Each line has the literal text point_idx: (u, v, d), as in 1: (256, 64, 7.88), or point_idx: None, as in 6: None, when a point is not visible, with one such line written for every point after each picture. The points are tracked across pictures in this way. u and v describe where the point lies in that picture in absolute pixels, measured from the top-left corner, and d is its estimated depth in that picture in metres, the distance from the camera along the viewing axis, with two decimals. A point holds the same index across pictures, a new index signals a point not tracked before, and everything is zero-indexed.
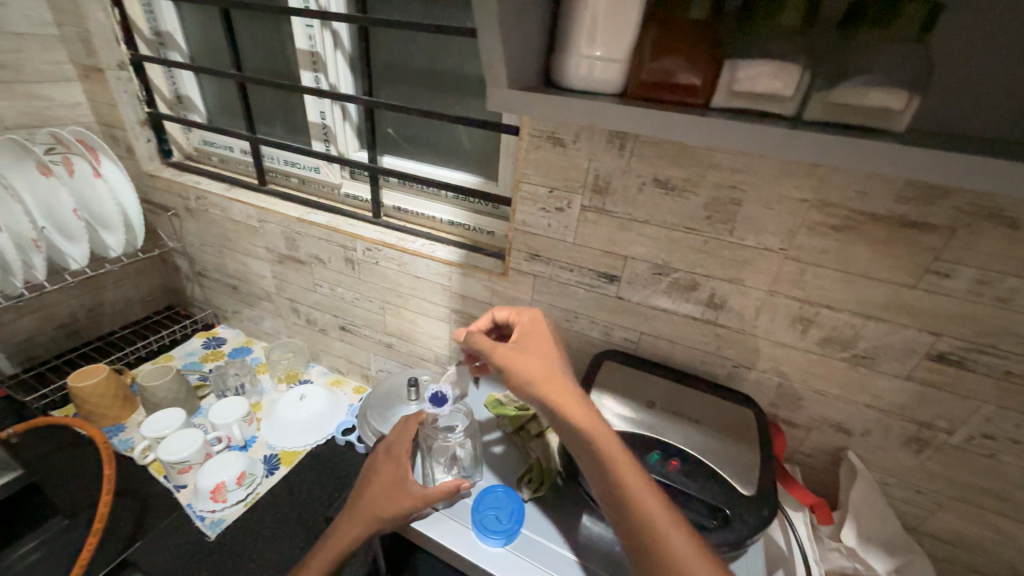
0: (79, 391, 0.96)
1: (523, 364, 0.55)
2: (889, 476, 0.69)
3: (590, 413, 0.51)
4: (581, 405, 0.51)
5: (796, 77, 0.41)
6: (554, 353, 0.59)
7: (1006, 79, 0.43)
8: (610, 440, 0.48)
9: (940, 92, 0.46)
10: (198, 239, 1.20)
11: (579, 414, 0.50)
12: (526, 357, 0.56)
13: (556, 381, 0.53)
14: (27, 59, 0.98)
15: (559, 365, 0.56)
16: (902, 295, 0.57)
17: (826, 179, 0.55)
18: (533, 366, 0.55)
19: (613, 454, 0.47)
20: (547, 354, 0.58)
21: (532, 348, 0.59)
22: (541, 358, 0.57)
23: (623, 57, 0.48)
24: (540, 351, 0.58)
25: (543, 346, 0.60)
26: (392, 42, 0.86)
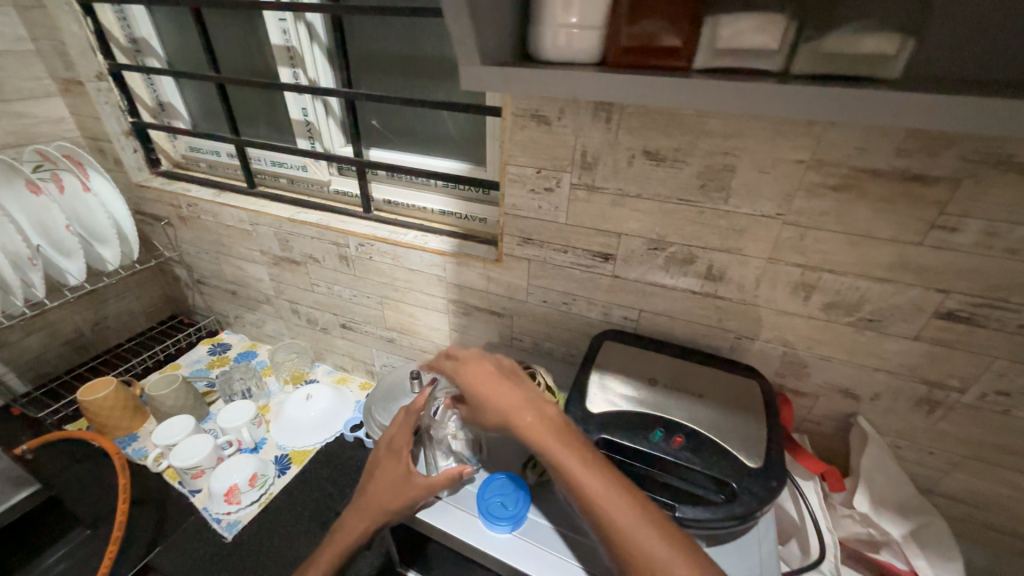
0: (89, 405, 0.97)
1: (475, 402, 0.54)
2: (901, 440, 0.68)
3: (549, 435, 0.49)
4: (540, 425, 0.50)
5: (783, 28, 0.39)
6: (505, 378, 0.56)
7: (1017, 10, 0.40)
8: (568, 457, 0.47)
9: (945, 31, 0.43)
10: (194, 247, 1.20)
11: (538, 443, 0.49)
12: (476, 393, 0.55)
13: (513, 403, 0.53)
14: (7, 77, 0.97)
15: (513, 390, 0.54)
16: (906, 253, 0.55)
17: (821, 138, 0.53)
18: (485, 392, 0.54)
19: (577, 476, 0.46)
20: (497, 380, 0.55)
21: (477, 377, 0.56)
22: (491, 388, 0.54)
23: (599, 23, 0.45)
24: (487, 382, 0.55)
25: (490, 373, 0.56)
26: (369, 30, 0.84)
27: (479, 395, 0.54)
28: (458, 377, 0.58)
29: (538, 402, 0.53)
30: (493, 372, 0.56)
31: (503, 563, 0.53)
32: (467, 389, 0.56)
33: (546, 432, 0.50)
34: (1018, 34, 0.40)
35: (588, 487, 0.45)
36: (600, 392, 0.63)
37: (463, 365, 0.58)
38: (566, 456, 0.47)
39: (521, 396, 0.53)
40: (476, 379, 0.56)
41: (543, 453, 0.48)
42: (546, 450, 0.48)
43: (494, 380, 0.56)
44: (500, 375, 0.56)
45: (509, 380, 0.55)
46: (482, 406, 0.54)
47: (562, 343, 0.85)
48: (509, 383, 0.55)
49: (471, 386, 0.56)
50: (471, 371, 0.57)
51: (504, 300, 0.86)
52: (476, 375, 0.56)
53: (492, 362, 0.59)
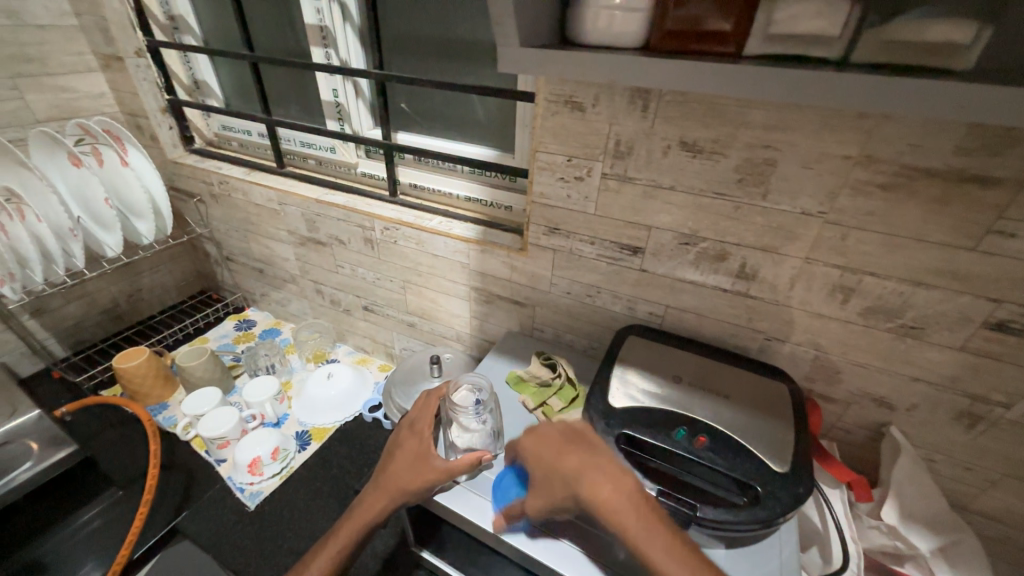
0: (123, 372, 1.02)
1: (545, 473, 0.51)
2: (936, 453, 0.65)
3: (630, 516, 0.46)
4: (621, 508, 0.46)
5: (845, 13, 0.36)
6: (574, 446, 0.52)
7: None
8: (653, 547, 0.44)
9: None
10: (223, 224, 1.23)
11: (618, 524, 0.46)
12: (545, 467, 0.51)
13: (590, 477, 0.49)
14: (52, 51, 1.00)
15: (586, 461, 0.50)
16: (959, 259, 0.52)
17: (873, 133, 0.50)
18: (555, 464, 0.51)
19: (659, 561, 0.43)
20: (568, 447, 0.52)
21: (544, 451, 0.53)
22: (559, 457, 0.51)
23: (644, 5, 0.43)
24: (556, 451, 0.52)
25: (558, 443, 0.53)
26: (401, 11, 0.82)
27: (547, 466, 0.51)
28: (524, 444, 0.55)
29: (614, 471, 0.49)
30: (563, 441, 0.53)
31: (519, 551, 0.53)
32: (534, 461, 0.53)
33: (628, 515, 0.46)
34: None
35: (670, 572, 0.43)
36: (622, 387, 0.62)
37: (529, 436, 0.55)
38: (647, 538, 0.44)
39: (597, 467, 0.49)
40: (544, 450, 0.53)
41: (629, 541, 0.45)
42: (625, 531, 0.45)
43: (565, 446, 0.52)
44: (569, 443, 0.53)
45: (580, 451, 0.52)
46: (553, 480, 0.50)
47: (584, 336, 0.85)
48: (582, 453, 0.51)
49: (536, 455, 0.53)
50: (539, 436, 0.54)
51: (527, 290, 0.86)
52: (545, 446, 0.53)
53: (557, 425, 0.55)
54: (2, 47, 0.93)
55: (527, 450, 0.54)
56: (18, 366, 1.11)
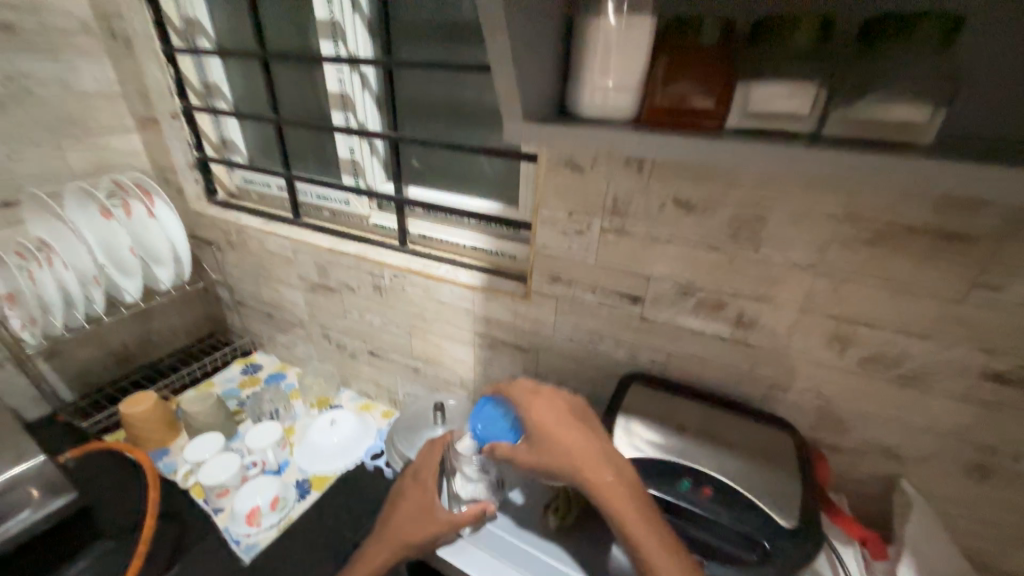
0: (129, 417, 1.02)
1: (547, 441, 0.53)
2: (950, 508, 0.64)
3: (625, 498, 0.48)
4: (616, 485, 0.49)
5: (814, 95, 0.41)
6: (579, 423, 0.55)
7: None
8: (639, 522, 0.47)
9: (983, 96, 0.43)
10: (238, 270, 1.27)
11: (611, 504, 0.48)
12: (549, 435, 0.53)
13: (592, 455, 0.51)
14: (95, 114, 1.09)
15: (588, 439, 0.53)
16: (948, 311, 0.54)
17: (854, 193, 0.54)
18: (561, 434, 0.53)
19: (640, 535, 0.46)
20: (572, 423, 0.54)
21: (549, 420, 0.55)
22: (561, 428, 0.54)
23: (636, 84, 0.48)
24: (560, 425, 0.54)
25: (564, 416, 0.55)
26: (417, 81, 0.91)
27: (549, 434, 0.53)
28: (529, 407, 0.56)
29: (613, 456, 0.52)
30: (568, 416, 0.55)
31: None
32: (537, 429, 0.54)
33: (621, 491, 0.49)
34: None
35: (652, 551, 0.45)
36: (626, 436, 0.62)
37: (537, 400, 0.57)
38: (638, 521, 0.47)
39: (598, 447, 0.52)
40: (549, 419, 0.55)
41: (617, 514, 0.47)
42: (616, 510, 0.48)
43: (568, 420, 0.55)
44: (573, 420, 0.55)
45: (585, 429, 0.54)
46: (555, 449, 0.52)
47: (587, 382, 0.85)
48: (586, 432, 0.54)
49: (539, 420, 0.55)
50: (543, 406, 0.56)
51: (531, 336, 0.87)
52: (551, 415, 0.55)
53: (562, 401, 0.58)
54: (51, 111, 1.02)
55: (531, 412, 0.56)
56: (25, 410, 1.12)
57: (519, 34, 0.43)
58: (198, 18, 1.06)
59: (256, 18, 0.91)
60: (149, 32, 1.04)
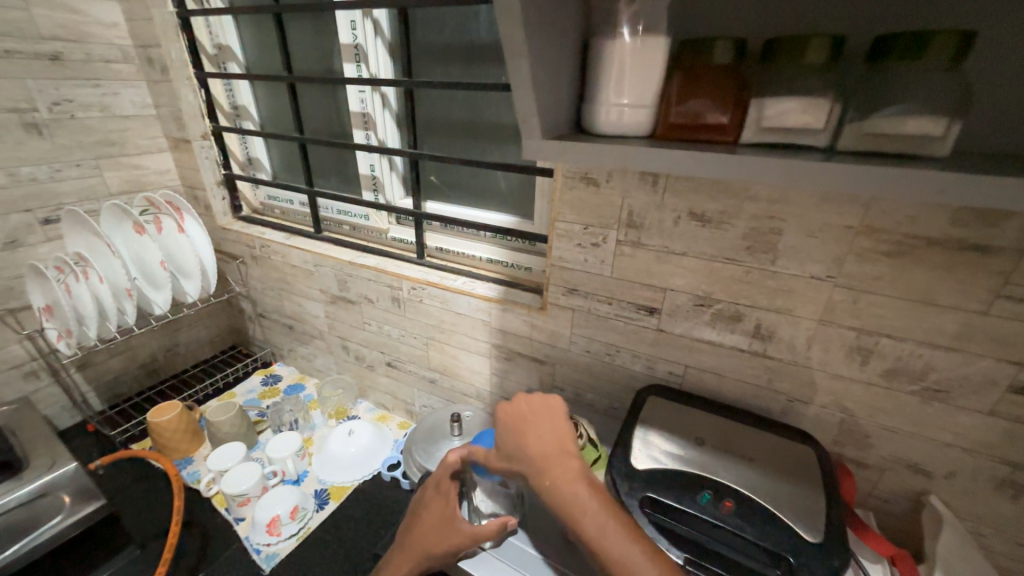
0: (156, 425, 1.05)
1: (506, 450, 0.55)
2: (984, 526, 0.62)
3: (574, 498, 0.47)
4: (563, 484, 0.48)
5: (827, 110, 0.42)
6: (535, 426, 0.55)
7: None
8: (587, 521, 0.46)
9: (1001, 109, 0.43)
10: (260, 283, 1.31)
11: (562, 504, 0.48)
12: (506, 442, 0.55)
13: (540, 458, 0.51)
14: (131, 136, 1.16)
15: (540, 441, 0.53)
16: (974, 323, 0.53)
17: (871, 206, 0.54)
18: (515, 439, 0.55)
19: (590, 534, 0.45)
20: (530, 426, 0.55)
21: (504, 428, 0.56)
22: (517, 434, 0.55)
23: (650, 102, 0.50)
24: (515, 431, 0.55)
25: (520, 421, 0.56)
26: (434, 100, 0.94)
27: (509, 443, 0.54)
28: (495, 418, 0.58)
29: (563, 455, 0.51)
30: (524, 420, 0.56)
31: None
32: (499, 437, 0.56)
33: (568, 491, 0.48)
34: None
35: (600, 547, 0.44)
36: (644, 448, 0.62)
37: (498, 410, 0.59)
38: (590, 519, 0.46)
39: (548, 449, 0.52)
40: (506, 427, 0.56)
41: (565, 514, 0.47)
42: (568, 509, 0.47)
43: (527, 425, 0.55)
44: (531, 424, 0.55)
45: (539, 431, 0.54)
46: (512, 456, 0.54)
47: (604, 395, 0.85)
48: (539, 433, 0.54)
49: (503, 429, 0.56)
50: (507, 412, 0.57)
51: (547, 347, 0.88)
52: (507, 422, 0.56)
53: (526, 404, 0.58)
54: (92, 134, 1.09)
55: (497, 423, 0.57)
56: (57, 419, 1.16)
57: (537, 57, 0.45)
58: (229, 44, 1.12)
59: (283, 44, 0.96)
60: (183, 59, 1.10)
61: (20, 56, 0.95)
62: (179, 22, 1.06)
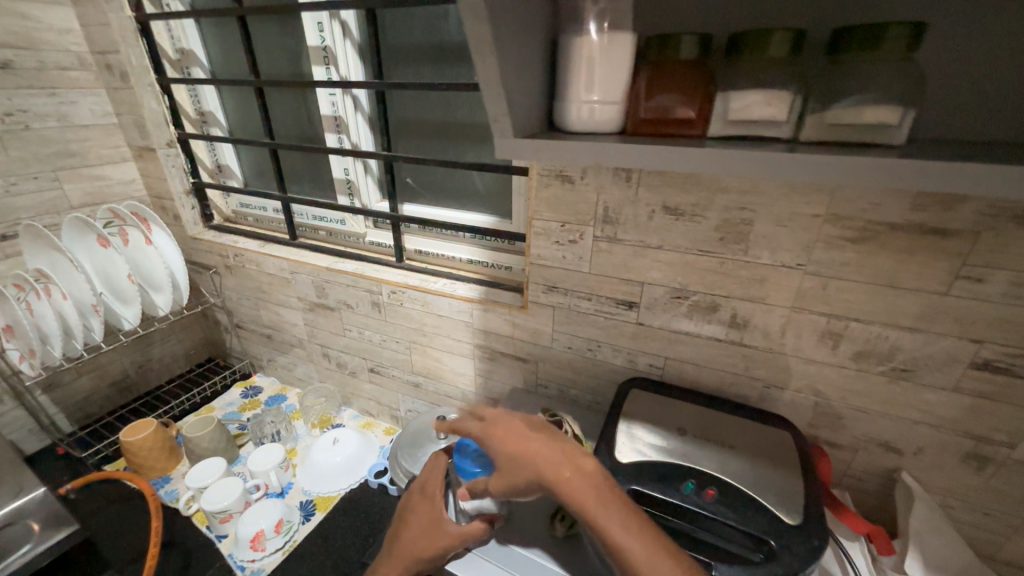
0: (130, 445, 1.02)
1: (509, 454, 0.54)
2: (952, 499, 0.64)
3: (587, 492, 0.48)
4: (578, 480, 0.49)
5: (788, 102, 0.43)
6: (536, 432, 0.55)
7: (1011, 81, 0.43)
8: (606, 514, 0.46)
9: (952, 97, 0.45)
10: (235, 293, 1.28)
11: (576, 499, 0.48)
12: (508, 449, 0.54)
13: (550, 457, 0.51)
14: (92, 145, 1.11)
15: (548, 444, 0.53)
16: (935, 303, 0.55)
17: (835, 194, 0.55)
18: (520, 444, 0.54)
19: (609, 526, 0.45)
20: (536, 427, 0.55)
21: (507, 436, 0.55)
22: (521, 439, 0.54)
23: (620, 98, 0.50)
24: (519, 436, 0.54)
25: (521, 428, 0.56)
26: (407, 101, 0.93)
27: (515, 443, 0.54)
28: (493, 423, 0.57)
29: (572, 454, 0.52)
30: (525, 427, 0.56)
31: None
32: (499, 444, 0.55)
33: (583, 487, 0.48)
34: (1016, 102, 0.43)
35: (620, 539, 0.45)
36: (629, 442, 0.62)
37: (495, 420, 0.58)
38: (603, 510, 0.47)
39: (558, 450, 0.52)
40: (509, 433, 0.55)
41: (581, 509, 0.47)
42: (583, 506, 0.47)
43: (528, 434, 0.55)
44: (533, 430, 0.55)
45: (545, 434, 0.54)
46: (517, 460, 0.53)
47: (587, 390, 0.86)
48: (546, 436, 0.54)
49: (505, 432, 0.55)
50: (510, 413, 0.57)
51: (530, 346, 0.88)
52: (508, 429, 0.56)
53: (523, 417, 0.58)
54: (49, 145, 1.04)
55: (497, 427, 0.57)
56: (23, 444, 1.11)
57: (505, 56, 0.45)
58: (191, 49, 1.08)
59: (249, 48, 0.93)
60: (144, 64, 1.07)
61: None
62: (138, 26, 1.03)
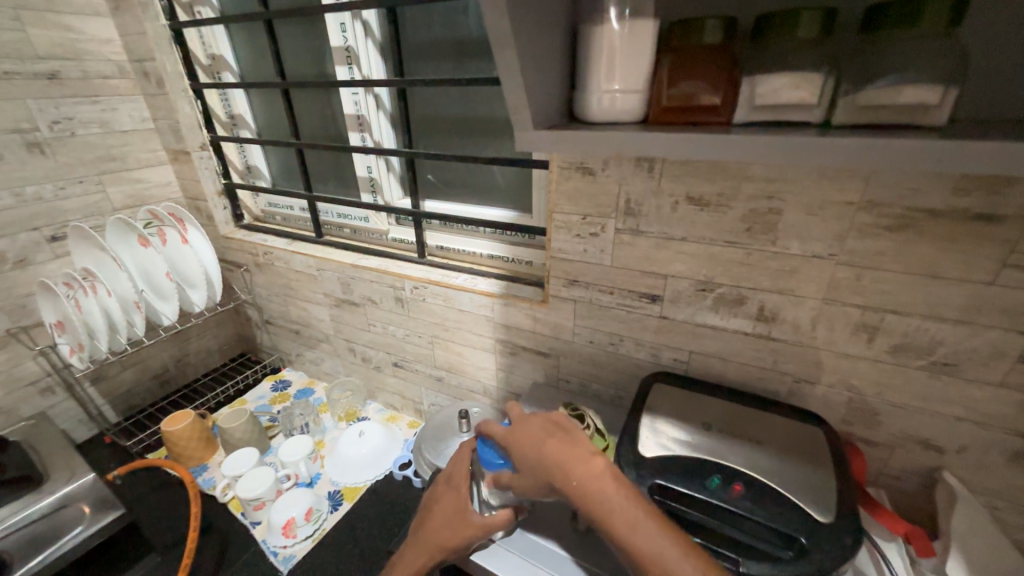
0: (170, 435, 1.07)
1: (520, 461, 0.54)
2: (999, 500, 0.61)
3: (598, 496, 0.48)
4: (588, 485, 0.49)
5: (820, 84, 0.41)
6: (545, 434, 0.54)
7: None
8: (618, 518, 0.47)
9: (1000, 72, 0.42)
10: (265, 290, 1.32)
11: (588, 504, 0.48)
12: (520, 456, 0.54)
13: (558, 462, 0.51)
14: (132, 150, 1.17)
15: (557, 446, 0.53)
16: (980, 293, 0.52)
17: (870, 180, 0.53)
18: (530, 450, 0.54)
19: (621, 531, 0.46)
20: (543, 434, 0.55)
21: (518, 442, 0.55)
22: (531, 443, 0.54)
23: (642, 87, 0.50)
24: (530, 442, 0.55)
25: (531, 431, 0.56)
26: (428, 98, 0.94)
27: (524, 456, 0.54)
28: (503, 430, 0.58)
29: (581, 455, 0.51)
30: (535, 429, 0.56)
31: None
32: (512, 451, 0.56)
33: (593, 491, 0.48)
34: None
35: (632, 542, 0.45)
36: (653, 436, 0.62)
37: (506, 424, 0.58)
38: (615, 513, 0.47)
39: (566, 453, 0.52)
40: (519, 439, 0.55)
41: (593, 514, 0.48)
42: (595, 511, 0.48)
43: (538, 437, 0.54)
44: (543, 432, 0.55)
45: (554, 436, 0.54)
46: (529, 466, 0.53)
47: (609, 384, 0.85)
48: (555, 438, 0.54)
49: (514, 446, 0.56)
50: (521, 428, 0.56)
51: (551, 340, 0.88)
52: (518, 433, 0.56)
53: (533, 416, 0.57)
54: (93, 150, 1.10)
55: (507, 441, 0.57)
56: (74, 433, 1.18)
57: (525, 47, 0.45)
58: (222, 54, 1.12)
59: (275, 51, 0.96)
60: (178, 70, 1.11)
61: (19, 76, 0.97)
62: (172, 34, 1.07)
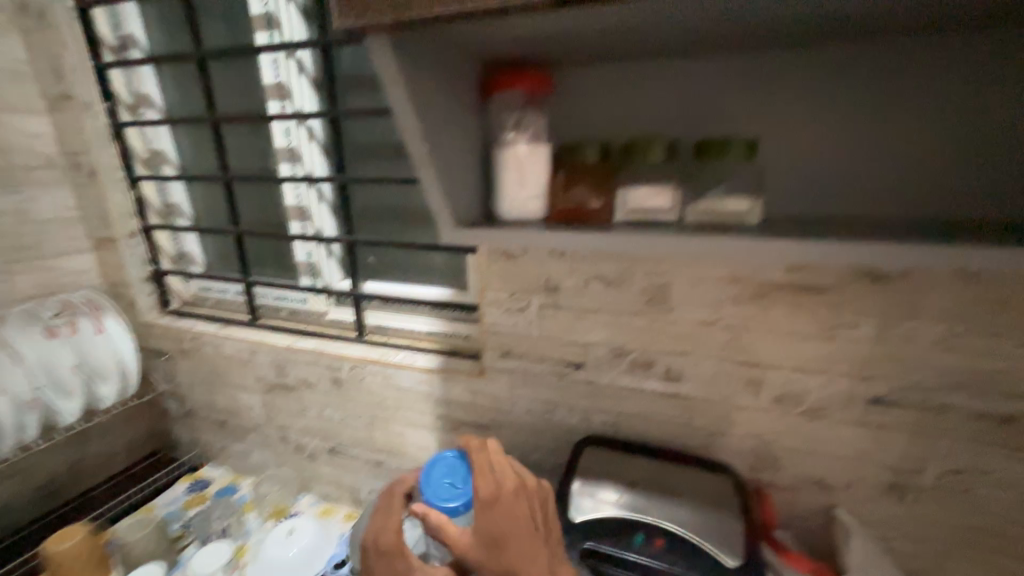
0: (52, 557, 0.90)
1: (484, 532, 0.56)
2: (886, 530, 0.69)
3: None
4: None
5: (672, 196, 0.55)
6: (516, 513, 0.57)
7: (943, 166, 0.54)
8: None
9: (852, 183, 0.57)
10: (189, 378, 1.24)
11: None
12: (486, 528, 0.56)
13: (524, 550, 0.55)
14: (50, 238, 1.13)
15: (525, 532, 0.56)
16: (826, 348, 0.65)
17: (732, 261, 0.66)
18: (497, 524, 0.56)
19: None
20: (515, 512, 0.57)
21: (488, 510, 0.57)
22: (500, 518, 0.56)
23: (542, 191, 0.60)
24: (501, 514, 0.57)
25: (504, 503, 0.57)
26: (368, 192, 1.02)
27: (490, 528, 0.56)
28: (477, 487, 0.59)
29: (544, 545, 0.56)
30: (508, 500, 0.58)
31: None
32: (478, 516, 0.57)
33: None
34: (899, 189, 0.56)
35: None
36: (587, 500, 0.65)
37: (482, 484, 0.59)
38: None
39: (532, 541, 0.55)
40: (489, 507, 0.57)
41: None
42: None
43: (509, 513, 0.57)
44: (514, 508, 0.57)
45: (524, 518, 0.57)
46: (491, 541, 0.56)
47: (547, 453, 0.88)
48: (525, 522, 0.57)
49: (484, 510, 0.57)
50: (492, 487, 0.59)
51: (489, 412, 0.91)
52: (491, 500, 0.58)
53: (508, 483, 0.59)
54: (5, 239, 1.05)
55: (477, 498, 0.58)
56: None
57: (442, 161, 0.55)
58: (164, 149, 1.16)
59: (219, 148, 1.02)
60: (114, 163, 1.13)
61: None
62: (112, 131, 1.11)
